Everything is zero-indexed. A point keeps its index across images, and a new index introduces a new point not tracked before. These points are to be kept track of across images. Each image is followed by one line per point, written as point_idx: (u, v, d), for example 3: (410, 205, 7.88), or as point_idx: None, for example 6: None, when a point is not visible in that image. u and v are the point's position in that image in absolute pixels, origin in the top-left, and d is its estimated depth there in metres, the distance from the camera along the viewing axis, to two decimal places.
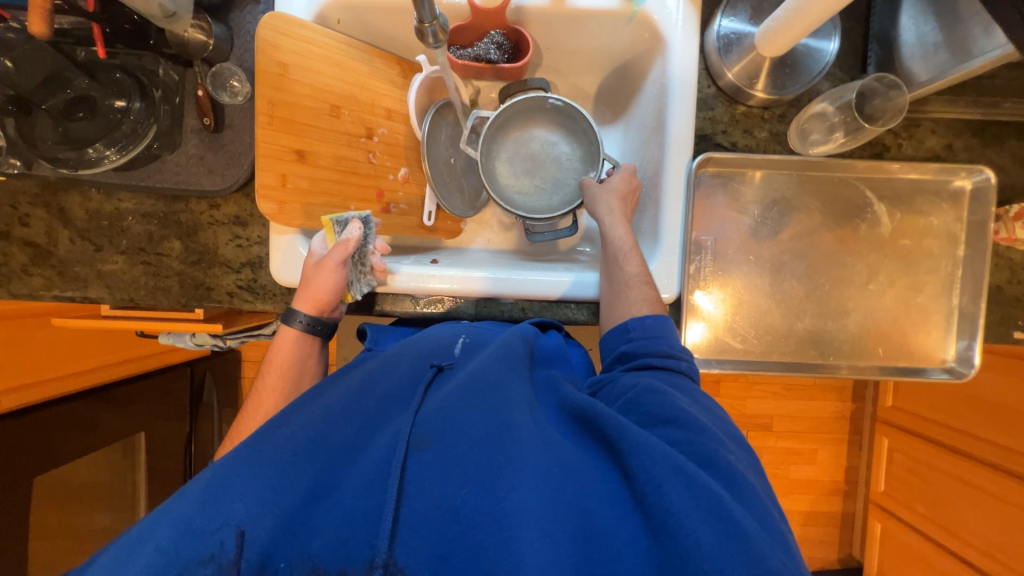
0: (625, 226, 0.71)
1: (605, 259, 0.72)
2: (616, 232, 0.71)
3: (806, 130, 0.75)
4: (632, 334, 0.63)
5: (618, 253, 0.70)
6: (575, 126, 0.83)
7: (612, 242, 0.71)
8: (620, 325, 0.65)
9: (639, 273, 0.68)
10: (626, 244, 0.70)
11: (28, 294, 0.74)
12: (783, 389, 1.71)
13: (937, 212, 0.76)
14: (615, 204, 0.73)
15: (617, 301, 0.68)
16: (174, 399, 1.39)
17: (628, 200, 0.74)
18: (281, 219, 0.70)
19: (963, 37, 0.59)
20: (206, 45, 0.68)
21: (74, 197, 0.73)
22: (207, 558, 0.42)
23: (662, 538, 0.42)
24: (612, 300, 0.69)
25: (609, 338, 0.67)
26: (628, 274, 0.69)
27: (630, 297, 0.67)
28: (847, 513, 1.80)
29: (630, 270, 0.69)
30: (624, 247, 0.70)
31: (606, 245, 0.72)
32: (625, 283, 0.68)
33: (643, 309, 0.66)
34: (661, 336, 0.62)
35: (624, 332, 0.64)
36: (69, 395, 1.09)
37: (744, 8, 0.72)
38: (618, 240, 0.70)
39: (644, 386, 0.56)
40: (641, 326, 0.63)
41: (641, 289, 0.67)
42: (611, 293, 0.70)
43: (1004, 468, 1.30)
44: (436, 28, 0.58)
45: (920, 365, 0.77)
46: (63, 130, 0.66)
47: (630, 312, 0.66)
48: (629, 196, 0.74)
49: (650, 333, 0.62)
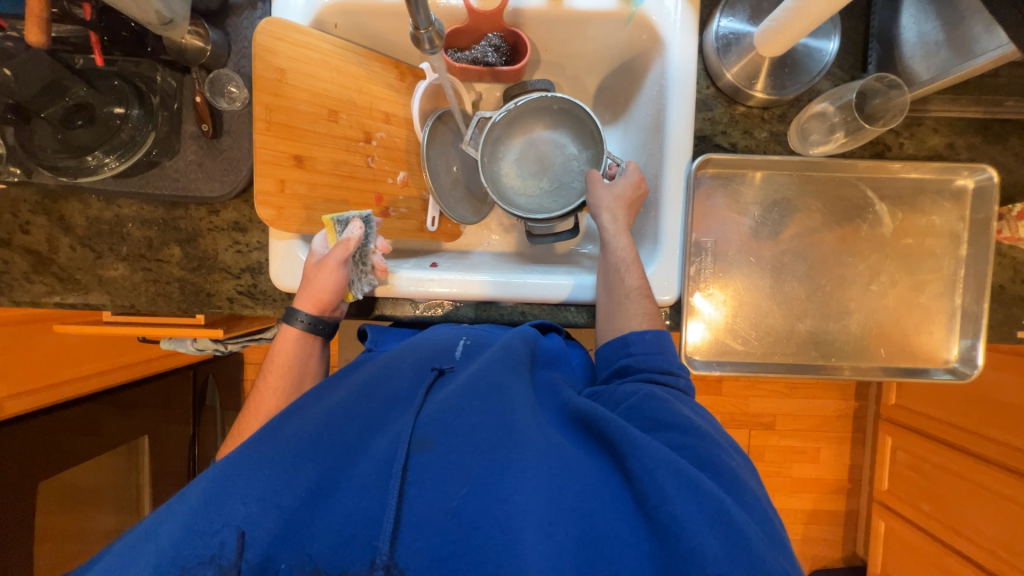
0: (626, 237, 0.71)
1: (605, 268, 0.71)
2: (618, 243, 0.70)
3: (806, 130, 0.74)
4: (632, 348, 0.63)
5: (619, 265, 0.69)
6: (581, 125, 0.82)
7: (613, 253, 0.70)
8: (620, 339, 0.65)
9: (639, 286, 0.68)
10: (628, 255, 0.70)
11: (30, 300, 0.75)
12: (785, 388, 1.71)
13: (939, 212, 0.76)
14: (618, 211, 0.71)
15: (616, 312, 0.67)
16: (177, 402, 1.40)
17: (632, 206, 0.73)
18: (280, 224, 0.71)
19: (964, 36, 0.59)
20: (204, 51, 0.68)
21: (74, 205, 0.74)
22: (206, 559, 0.42)
23: (665, 541, 0.42)
24: (610, 310, 0.68)
25: (608, 347, 0.66)
26: (628, 286, 0.68)
27: (629, 309, 0.66)
28: (850, 511, 1.80)
29: (630, 282, 0.68)
30: (626, 259, 0.70)
31: (608, 253, 0.71)
32: (625, 295, 0.67)
33: (642, 323, 0.65)
34: (660, 353, 0.62)
35: (623, 344, 0.64)
36: (73, 399, 1.10)
37: (743, 8, 0.71)
38: (620, 251, 0.70)
39: (645, 393, 0.56)
40: (641, 341, 0.63)
41: (641, 302, 0.67)
42: (610, 303, 0.69)
43: (1008, 467, 1.29)
44: (433, 34, 0.57)
45: (922, 365, 0.77)
46: (63, 138, 0.66)
47: (628, 325, 0.65)
48: (634, 201, 0.73)
49: (650, 348, 0.63)
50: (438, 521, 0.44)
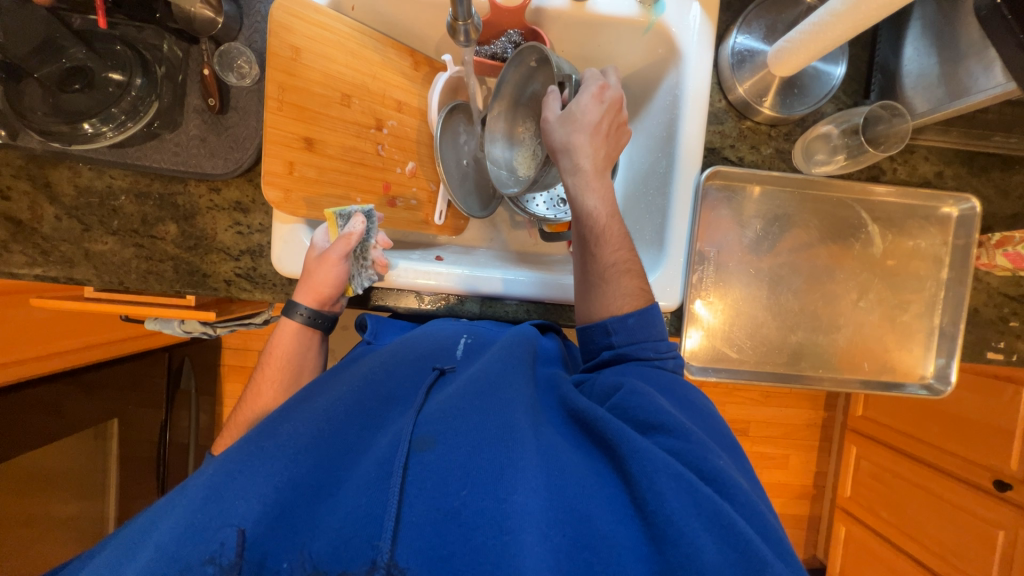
0: (594, 193, 0.67)
1: (581, 240, 0.67)
2: (586, 202, 0.66)
3: (810, 149, 0.77)
4: (614, 338, 0.63)
5: (592, 237, 0.66)
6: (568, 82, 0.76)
7: (588, 217, 0.66)
8: (600, 325, 0.64)
9: (616, 262, 0.65)
10: (599, 221, 0.66)
11: (6, 271, 0.70)
12: (760, 395, 1.78)
13: (924, 236, 0.80)
14: (578, 151, 0.67)
15: (594, 296, 0.66)
16: (149, 385, 1.34)
17: (599, 133, 0.68)
18: (286, 208, 0.68)
19: (960, 73, 0.62)
20: (214, 22, 0.66)
21: (62, 172, 0.70)
22: (206, 559, 0.40)
23: (663, 546, 0.42)
24: (586, 291, 0.67)
25: (588, 331, 0.66)
26: (605, 264, 0.65)
27: (608, 292, 0.65)
28: (813, 516, 1.89)
29: (606, 258, 0.65)
30: (599, 227, 0.66)
31: (581, 221, 0.67)
32: (602, 275, 0.65)
33: (624, 305, 0.64)
34: (644, 339, 0.62)
35: (605, 332, 0.63)
36: (41, 377, 1.04)
37: (758, 26, 0.73)
38: (591, 213, 0.66)
39: (629, 388, 0.56)
40: (623, 327, 0.62)
41: (621, 282, 0.64)
42: (586, 283, 0.67)
43: (960, 477, 1.39)
44: (470, 27, 0.61)
45: (900, 380, 0.81)
46: (53, 100, 0.64)
47: (609, 310, 0.64)
48: (601, 127, 0.68)
49: (633, 334, 0.62)
50: (438, 521, 0.42)
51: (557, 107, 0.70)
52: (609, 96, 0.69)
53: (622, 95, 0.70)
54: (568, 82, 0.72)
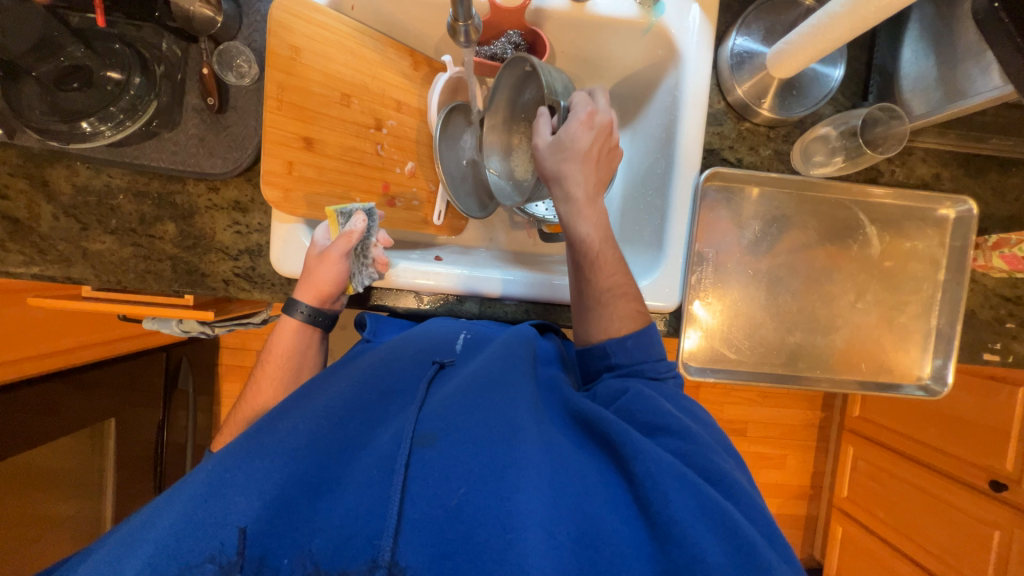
0: (587, 222, 0.66)
1: (576, 267, 0.67)
2: (580, 230, 0.66)
3: (809, 151, 0.78)
4: (613, 360, 0.63)
5: (588, 264, 0.66)
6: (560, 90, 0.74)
7: (581, 245, 0.66)
8: (597, 349, 0.64)
9: (611, 287, 0.65)
10: (593, 248, 0.66)
11: (4, 270, 0.70)
12: (758, 396, 1.78)
13: (921, 238, 0.80)
14: (569, 181, 0.67)
15: (591, 320, 0.66)
16: (147, 385, 1.33)
17: (591, 160, 0.67)
18: (285, 208, 0.68)
19: (958, 76, 0.63)
20: (214, 21, 0.65)
21: (60, 171, 0.69)
22: (207, 557, 0.40)
23: (666, 546, 0.42)
24: (583, 313, 0.67)
25: (587, 354, 0.66)
26: (600, 289, 0.65)
27: (605, 316, 0.65)
28: (810, 516, 1.89)
29: (601, 283, 0.65)
30: (593, 254, 0.66)
31: (575, 249, 0.67)
32: (598, 299, 0.65)
33: (621, 327, 0.64)
34: (645, 360, 0.62)
35: (604, 354, 0.63)
36: (38, 377, 1.03)
37: (758, 28, 0.74)
38: (584, 241, 0.66)
39: (635, 392, 0.56)
40: (622, 349, 0.62)
41: (618, 306, 0.64)
42: (582, 308, 0.67)
43: (957, 478, 1.40)
44: (470, 27, 0.61)
45: (898, 381, 0.81)
46: (52, 100, 0.63)
47: (607, 334, 0.64)
48: (593, 155, 0.67)
49: (633, 355, 0.62)
50: (439, 519, 0.42)
51: (547, 132, 0.69)
52: (599, 121, 0.67)
53: (613, 118, 0.69)
54: (557, 107, 0.71)
